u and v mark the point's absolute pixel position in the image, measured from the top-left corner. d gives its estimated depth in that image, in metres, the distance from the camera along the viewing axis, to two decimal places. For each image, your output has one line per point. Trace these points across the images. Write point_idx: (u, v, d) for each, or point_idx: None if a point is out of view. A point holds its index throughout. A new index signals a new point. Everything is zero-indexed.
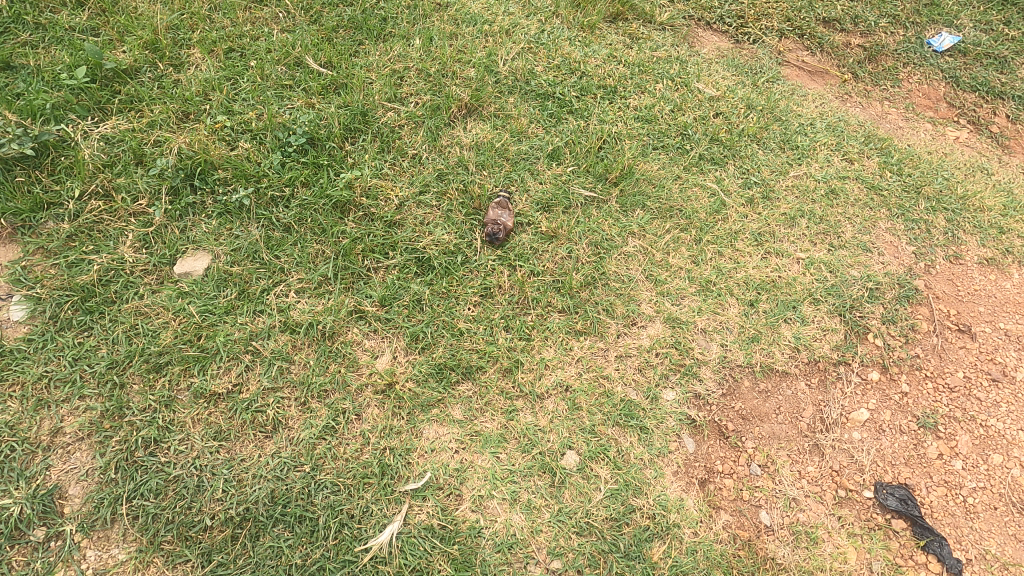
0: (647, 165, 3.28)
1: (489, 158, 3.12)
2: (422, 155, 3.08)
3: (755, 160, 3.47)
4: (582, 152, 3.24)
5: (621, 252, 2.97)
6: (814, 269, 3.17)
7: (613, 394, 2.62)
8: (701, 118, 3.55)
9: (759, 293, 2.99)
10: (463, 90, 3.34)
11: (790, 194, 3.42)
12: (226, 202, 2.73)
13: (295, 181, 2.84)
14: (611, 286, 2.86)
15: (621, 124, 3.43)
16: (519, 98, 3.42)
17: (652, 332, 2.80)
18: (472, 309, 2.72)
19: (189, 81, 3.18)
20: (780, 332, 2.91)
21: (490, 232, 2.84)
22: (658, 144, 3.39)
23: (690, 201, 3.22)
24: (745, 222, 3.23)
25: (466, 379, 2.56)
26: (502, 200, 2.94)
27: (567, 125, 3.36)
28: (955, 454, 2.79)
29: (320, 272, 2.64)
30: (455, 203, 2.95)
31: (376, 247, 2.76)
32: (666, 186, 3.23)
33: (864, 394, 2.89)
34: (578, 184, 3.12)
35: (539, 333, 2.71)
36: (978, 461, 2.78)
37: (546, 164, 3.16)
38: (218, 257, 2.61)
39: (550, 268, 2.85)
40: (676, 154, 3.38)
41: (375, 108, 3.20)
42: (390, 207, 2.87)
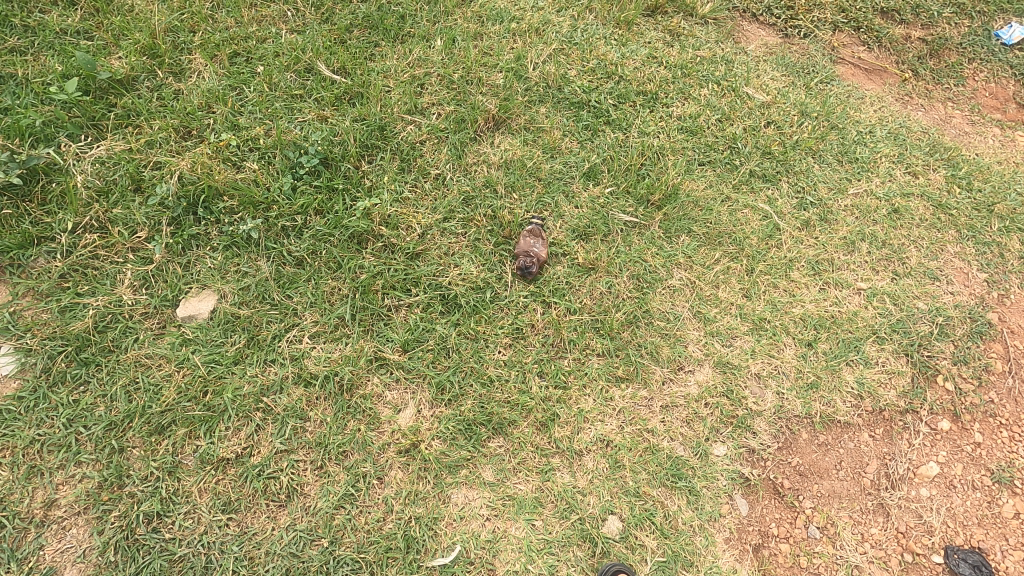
0: (693, 184, 2.96)
1: (519, 178, 2.83)
2: (445, 176, 2.80)
3: (811, 176, 3.14)
4: (621, 170, 2.93)
5: (666, 286, 2.68)
6: (878, 301, 2.86)
7: (659, 450, 2.38)
8: (750, 128, 3.21)
9: (818, 331, 2.71)
10: (490, 100, 3.03)
11: (849, 215, 3.09)
12: (232, 234, 2.48)
13: (308, 208, 2.58)
14: (655, 325, 2.59)
15: (662, 136, 3.10)
16: (551, 107, 3.10)
17: (700, 379, 2.53)
18: (503, 353, 2.47)
19: (191, 92, 2.91)
20: (842, 377, 2.62)
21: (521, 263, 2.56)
22: (704, 160, 3.07)
23: (740, 225, 2.91)
24: (801, 249, 2.92)
25: (497, 435, 2.33)
26: (536, 228, 2.66)
27: (605, 138, 3.04)
28: None
29: (336, 314, 2.39)
30: (482, 231, 2.68)
31: (397, 283, 2.51)
32: (714, 209, 2.92)
33: (933, 445, 2.60)
34: (617, 207, 2.82)
35: (577, 380, 2.46)
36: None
37: (582, 184, 2.87)
38: (225, 297, 2.37)
39: (588, 306, 2.59)
40: (723, 171, 3.06)
41: (395, 122, 2.91)
42: (412, 237, 2.61)
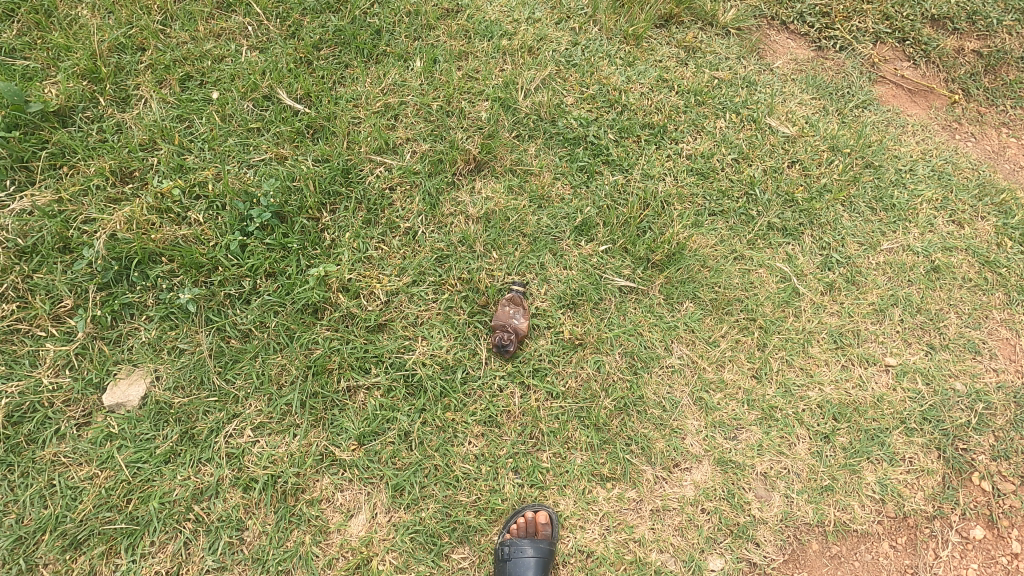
0: (701, 240, 2.59)
1: (502, 233, 2.48)
2: (417, 230, 2.46)
3: (839, 229, 2.74)
4: (619, 223, 2.56)
5: (663, 366, 2.35)
6: (908, 381, 2.50)
7: (646, 565, 2.09)
8: (771, 169, 2.80)
9: (837, 422, 2.36)
10: (472, 136, 2.66)
11: (881, 275, 2.70)
12: (170, 302, 2.19)
13: (257, 271, 2.27)
14: (648, 415, 2.27)
15: (670, 180, 2.71)
16: (542, 145, 2.72)
17: (697, 478, 2.21)
18: (473, 445, 2.18)
19: (135, 126, 2.58)
20: (862, 477, 2.29)
21: (497, 338, 2.26)
22: (716, 209, 2.68)
23: (753, 290, 2.55)
24: (822, 318, 2.55)
25: (462, 544, 2.06)
26: (519, 296, 2.34)
27: (602, 182, 2.66)
28: None
29: (283, 401, 2.11)
30: (455, 298, 2.35)
31: (355, 362, 2.21)
32: (724, 270, 2.56)
33: (963, 558, 2.23)
34: (612, 269, 2.47)
35: (557, 479, 2.17)
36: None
37: (573, 241, 2.51)
38: (159, 379, 2.10)
39: (573, 389, 2.27)
40: (737, 222, 2.68)
41: (362, 163, 2.56)
42: (375, 305, 2.29)
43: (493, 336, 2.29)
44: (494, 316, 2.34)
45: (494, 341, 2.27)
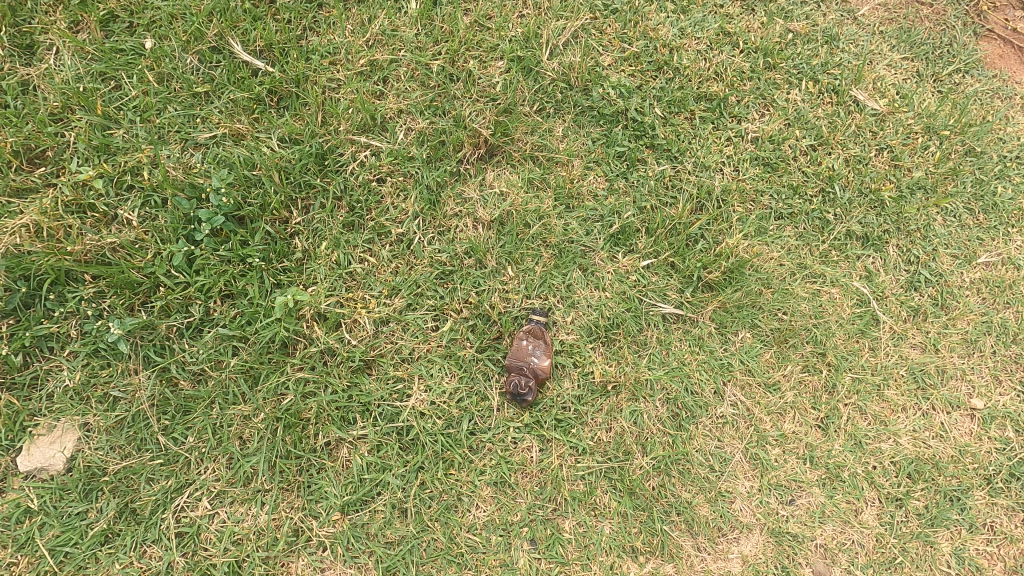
0: (764, 253, 2.09)
1: (519, 244, 1.97)
2: (413, 238, 1.95)
3: (931, 237, 2.22)
4: (666, 230, 2.04)
5: (712, 416, 1.94)
6: (997, 429, 2.10)
7: None
8: (855, 159, 2.23)
9: (911, 482, 2.00)
10: (483, 111, 2.06)
11: (975, 295, 2.21)
12: (98, 336, 1.71)
13: (210, 292, 1.79)
14: (692, 476, 1.89)
15: (729, 172, 2.15)
16: (571, 122, 2.13)
17: (747, 551, 1.88)
18: (481, 512, 1.82)
19: (44, 87, 1.94)
20: (936, 549, 1.95)
21: (510, 383, 1.83)
22: (785, 211, 2.15)
23: (824, 317, 2.09)
24: (903, 351, 2.11)
25: None
26: (541, 327, 1.87)
27: (645, 175, 2.10)
28: None
29: (248, 462, 1.71)
30: (461, 328, 1.89)
31: (337, 410, 1.79)
32: (791, 291, 2.08)
33: None
34: (656, 291, 1.98)
35: (581, 552, 1.82)
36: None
37: (608, 253, 2.01)
38: (90, 438, 1.67)
39: (603, 445, 1.88)
40: (809, 228, 2.16)
41: (341, 146, 1.99)
42: (360, 338, 1.84)
43: (507, 378, 1.85)
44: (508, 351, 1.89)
45: (507, 385, 1.84)
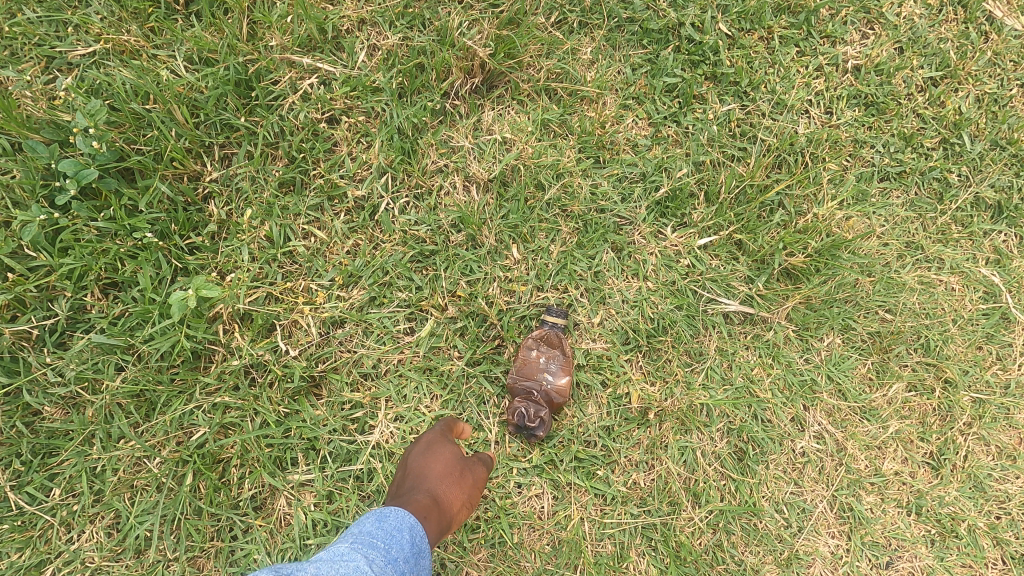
0: (863, 228, 1.53)
1: (527, 215, 1.41)
2: (378, 205, 1.39)
3: None
4: (731, 196, 1.47)
5: (788, 452, 1.43)
6: None
7: None
8: (990, 98, 1.61)
9: None
10: (480, 22, 1.44)
11: None
12: None
13: (84, 282, 1.24)
14: (760, 535, 1.39)
15: (818, 116, 1.56)
16: (603, 41, 1.51)
17: None
18: None
19: None
20: None
21: (517, 414, 1.30)
22: (892, 170, 1.56)
23: (940, 316, 1.53)
24: None
25: None
26: (558, 333, 1.36)
27: (705, 118, 1.51)
28: None
29: (141, 524, 1.21)
30: (447, 331, 1.37)
31: (270, 448, 1.28)
32: (899, 281, 1.52)
33: None
34: (717, 281, 1.44)
35: None
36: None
37: (651, 228, 1.45)
38: None
39: (640, 492, 1.37)
40: (923, 194, 1.58)
41: (275, 70, 1.37)
42: (303, 347, 1.31)
43: (510, 407, 1.32)
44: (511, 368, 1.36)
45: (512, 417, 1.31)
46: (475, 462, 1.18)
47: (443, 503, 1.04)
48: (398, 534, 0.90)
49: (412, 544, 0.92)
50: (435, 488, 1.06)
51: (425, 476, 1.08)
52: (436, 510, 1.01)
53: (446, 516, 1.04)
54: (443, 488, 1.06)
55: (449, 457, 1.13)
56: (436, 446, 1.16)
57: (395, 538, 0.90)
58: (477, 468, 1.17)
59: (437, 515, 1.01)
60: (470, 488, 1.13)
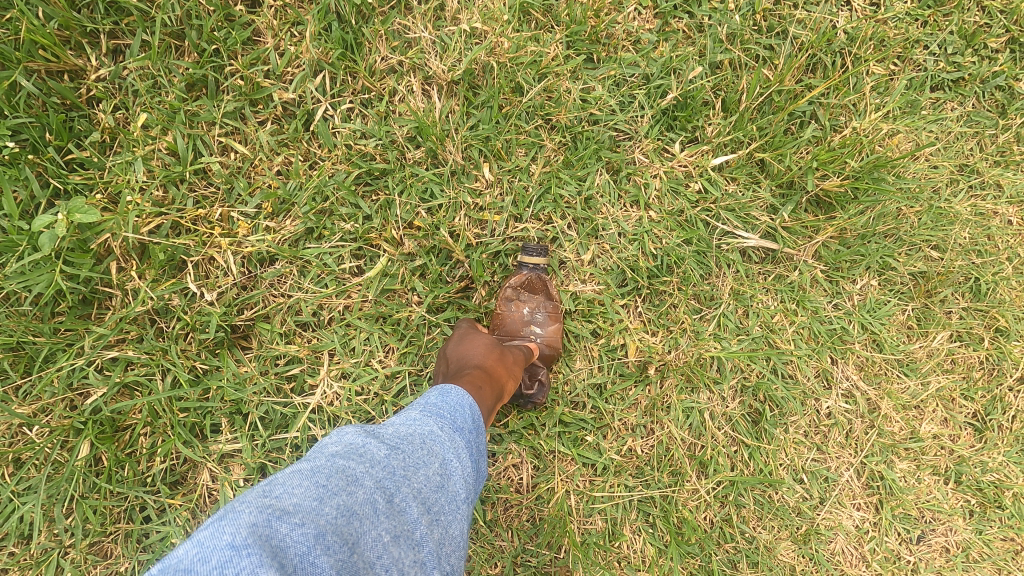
0: (911, 145, 1.26)
1: (502, 126, 1.13)
2: (314, 112, 1.10)
3: None
4: (755, 105, 1.19)
5: (810, 413, 1.21)
6: None
7: None
8: None
9: None
10: None
11: None
12: None
13: None
14: (774, 508, 1.19)
15: (862, 7, 1.26)
16: None
17: None
18: None
19: None
20: None
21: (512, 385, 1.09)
22: (948, 76, 1.29)
23: (996, 253, 1.29)
24: None
25: None
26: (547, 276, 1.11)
27: (724, 6, 1.21)
28: None
29: (24, 504, 0.98)
30: (403, 272, 1.11)
31: (185, 413, 1.04)
32: (950, 212, 1.26)
33: None
34: (733, 211, 1.19)
35: None
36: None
37: (655, 144, 1.18)
38: None
39: (636, 460, 1.16)
40: (983, 106, 1.30)
41: None
42: (224, 290, 1.06)
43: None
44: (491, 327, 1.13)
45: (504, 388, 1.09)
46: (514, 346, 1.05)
47: (492, 374, 0.92)
48: (464, 406, 0.79)
49: (477, 418, 0.80)
50: (480, 363, 0.94)
51: (467, 355, 0.96)
52: (488, 381, 0.89)
53: (497, 390, 0.92)
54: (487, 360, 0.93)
55: (486, 339, 1.01)
56: (468, 333, 1.03)
57: (462, 408, 0.78)
58: (517, 350, 1.04)
59: (489, 388, 0.88)
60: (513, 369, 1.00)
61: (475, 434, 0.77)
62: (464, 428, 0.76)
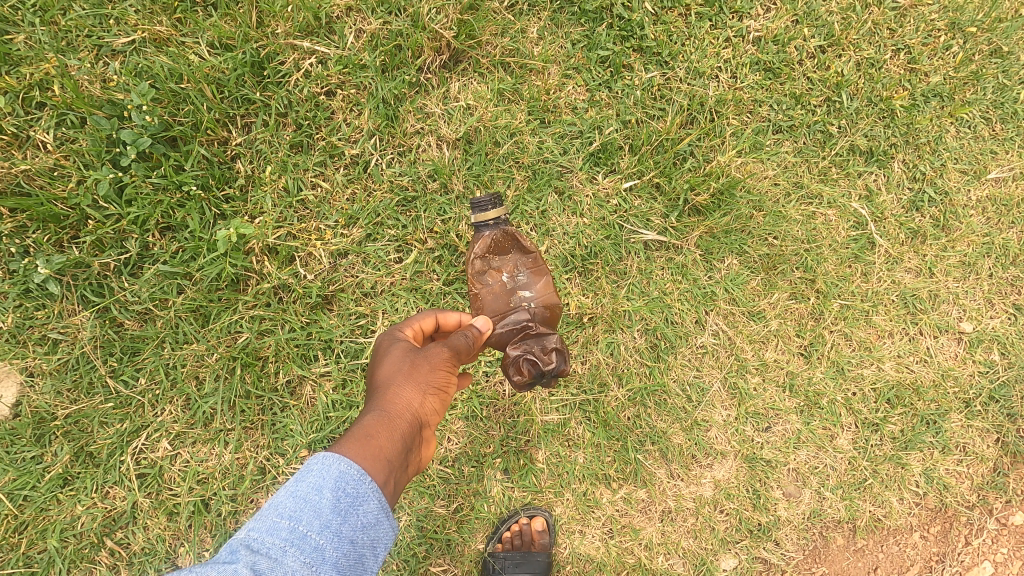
0: (759, 170, 1.92)
1: (488, 166, 1.79)
2: (370, 160, 1.76)
3: (941, 150, 2.04)
4: (651, 147, 1.85)
5: (692, 346, 1.86)
6: (981, 352, 2.06)
7: (653, 569, 1.86)
8: (867, 62, 1.98)
9: (891, 406, 1.97)
10: (445, 7, 1.76)
11: (978, 213, 2.08)
12: (26, 275, 1.57)
13: (147, 225, 1.63)
14: (669, 406, 1.85)
15: (725, 80, 1.91)
16: (550, 21, 1.84)
17: (720, 476, 1.88)
18: (452, 444, 1.79)
19: None
20: (908, 468, 1.98)
21: (522, 364, 1.31)
22: (784, 124, 1.94)
23: (816, 241, 1.95)
24: (896, 275, 2.01)
25: (444, 555, 1.78)
26: (500, 228, 1.38)
27: (631, 84, 1.87)
28: None
29: (206, 403, 1.64)
30: (427, 260, 1.76)
31: (296, 348, 1.69)
32: (783, 214, 1.92)
33: (994, 542, 2.07)
34: (638, 216, 1.84)
35: (554, 479, 1.83)
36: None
37: (586, 174, 1.84)
38: (36, 380, 1.58)
39: (577, 377, 1.81)
40: (809, 142, 1.96)
41: (282, 53, 1.71)
42: (317, 272, 1.72)
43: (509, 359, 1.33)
44: (480, 300, 1.40)
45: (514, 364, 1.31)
46: (433, 348, 1.21)
47: (392, 415, 1.09)
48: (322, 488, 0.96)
49: (336, 499, 0.96)
50: (385, 403, 1.11)
51: (377, 390, 1.14)
52: (385, 427, 1.06)
53: (402, 426, 1.09)
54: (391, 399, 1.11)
55: (399, 361, 1.18)
56: (389, 358, 1.20)
57: (319, 496, 0.95)
58: (433, 355, 1.19)
59: (391, 433, 1.06)
60: (431, 385, 1.17)
61: (330, 515, 0.94)
62: (310, 531, 0.93)
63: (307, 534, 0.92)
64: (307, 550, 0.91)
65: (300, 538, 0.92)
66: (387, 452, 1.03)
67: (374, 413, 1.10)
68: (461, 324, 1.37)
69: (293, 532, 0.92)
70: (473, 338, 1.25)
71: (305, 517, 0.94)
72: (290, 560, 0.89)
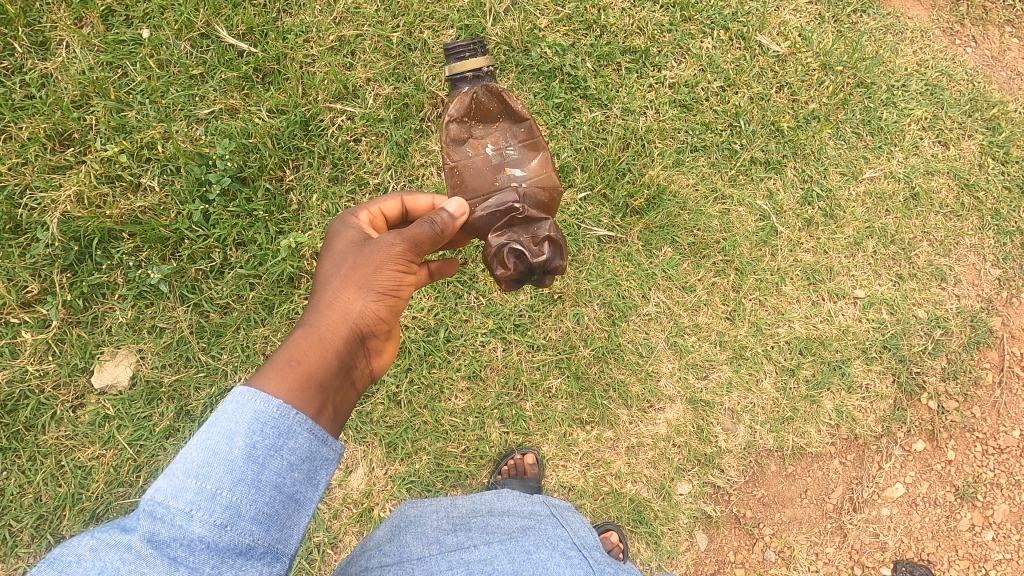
0: (682, 180, 2.53)
1: None
2: (388, 186, 2.36)
3: (823, 158, 2.66)
4: (598, 166, 2.47)
5: (640, 314, 2.42)
6: (874, 312, 2.60)
7: (623, 494, 2.35)
8: (758, 97, 2.62)
9: (803, 356, 2.51)
10: (439, 74, 2.42)
11: (860, 205, 2.67)
12: (141, 281, 2.16)
13: (226, 240, 2.21)
14: (625, 361, 2.39)
15: (651, 115, 2.54)
16: (516, 80, 2.50)
17: (670, 416, 2.40)
18: (459, 399, 2.31)
19: (63, 78, 2.23)
20: (820, 405, 2.50)
21: (510, 258, 1.63)
22: (699, 145, 2.57)
23: (731, 231, 2.54)
24: (799, 254, 2.58)
25: (456, 487, 2.29)
26: (479, 88, 1.79)
27: (580, 121, 2.50)
28: (988, 524, 2.52)
29: None
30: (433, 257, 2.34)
31: None
32: (703, 212, 2.52)
33: (903, 466, 2.54)
34: (590, 218, 2.44)
35: (540, 423, 2.34)
36: (1011, 531, 2.52)
37: None
38: (145, 358, 2.15)
39: (553, 342, 2.35)
40: (719, 158, 2.58)
41: (322, 113, 2.35)
42: None
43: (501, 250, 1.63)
44: (471, 175, 1.79)
45: (508, 247, 1.63)
46: (373, 252, 1.44)
47: (325, 337, 1.33)
48: (232, 440, 1.05)
49: (248, 454, 1.05)
50: (322, 322, 1.35)
51: (321, 302, 1.40)
52: (316, 348, 1.29)
53: (334, 343, 1.33)
54: (328, 314, 1.37)
55: (341, 275, 1.43)
56: (336, 262, 1.47)
57: (230, 447, 1.04)
58: (372, 257, 1.44)
59: (322, 351, 1.29)
60: (372, 291, 1.42)
61: (243, 466, 1.04)
62: (220, 489, 1.01)
63: (218, 492, 1.01)
64: (217, 510, 1.00)
65: (209, 498, 1.00)
66: (317, 375, 1.23)
67: (306, 334, 1.32)
68: (432, 204, 1.76)
69: (201, 493, 1.00)
70: (443, 224, 1.49)
71: (214, 474, 1.02)
72: (199, 521, 0.99)
